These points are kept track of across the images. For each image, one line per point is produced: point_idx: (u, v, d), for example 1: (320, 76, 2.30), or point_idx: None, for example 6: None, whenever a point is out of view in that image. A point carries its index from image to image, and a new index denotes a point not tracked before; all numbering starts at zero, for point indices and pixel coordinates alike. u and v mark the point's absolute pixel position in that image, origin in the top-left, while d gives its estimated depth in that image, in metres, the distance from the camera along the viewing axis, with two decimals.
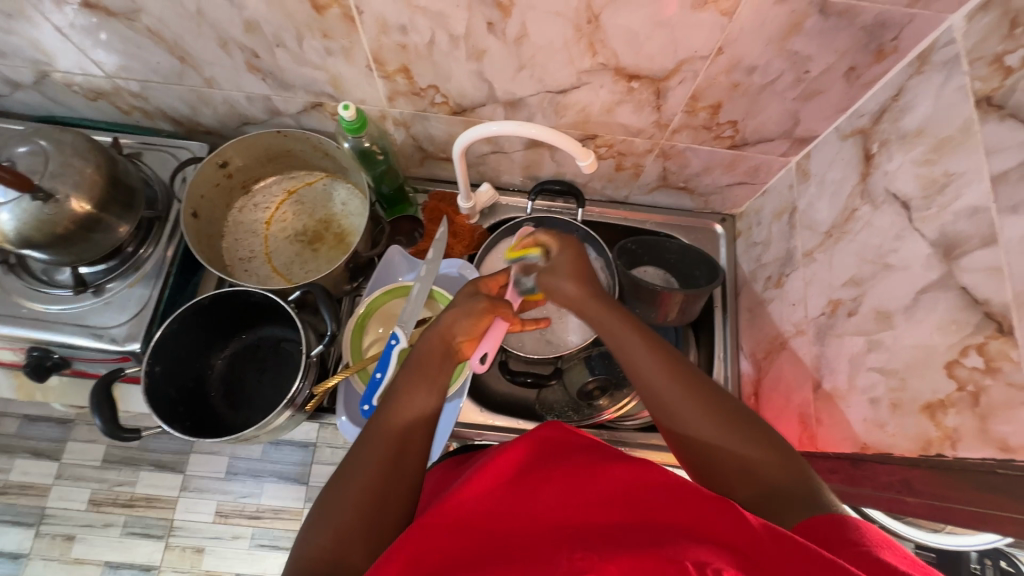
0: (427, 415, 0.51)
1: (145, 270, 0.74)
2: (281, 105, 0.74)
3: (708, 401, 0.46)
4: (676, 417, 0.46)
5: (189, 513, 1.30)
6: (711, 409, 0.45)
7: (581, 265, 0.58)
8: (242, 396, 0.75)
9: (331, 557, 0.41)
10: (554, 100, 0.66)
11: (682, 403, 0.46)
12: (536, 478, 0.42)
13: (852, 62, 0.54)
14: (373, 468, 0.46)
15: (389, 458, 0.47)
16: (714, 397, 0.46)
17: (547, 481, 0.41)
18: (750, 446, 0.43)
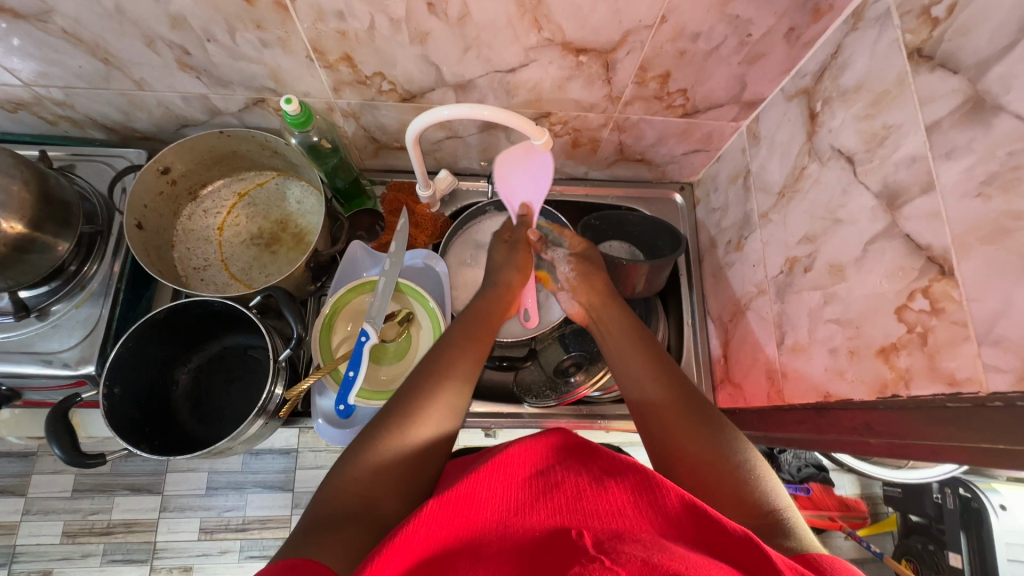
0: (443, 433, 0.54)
1: (92, 288, 0.70)
2: (220, 104, 0.70)
3: (686, 404, 0.55)
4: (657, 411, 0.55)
5: (172, 533, 1.35)
6: (687, 410, 0.54)
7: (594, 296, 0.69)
8: (211, 409, 0.73)
9: (365, 495, 0.47)
10: (504, 80, 0.65)
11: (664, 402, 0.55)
12: (547, 483, 0.45)
13: (792, 23, 0.55)
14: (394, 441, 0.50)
15: (407, 445, 0.51)
16: (692, 404, 0.55)
17: (556, 488, 0.44)
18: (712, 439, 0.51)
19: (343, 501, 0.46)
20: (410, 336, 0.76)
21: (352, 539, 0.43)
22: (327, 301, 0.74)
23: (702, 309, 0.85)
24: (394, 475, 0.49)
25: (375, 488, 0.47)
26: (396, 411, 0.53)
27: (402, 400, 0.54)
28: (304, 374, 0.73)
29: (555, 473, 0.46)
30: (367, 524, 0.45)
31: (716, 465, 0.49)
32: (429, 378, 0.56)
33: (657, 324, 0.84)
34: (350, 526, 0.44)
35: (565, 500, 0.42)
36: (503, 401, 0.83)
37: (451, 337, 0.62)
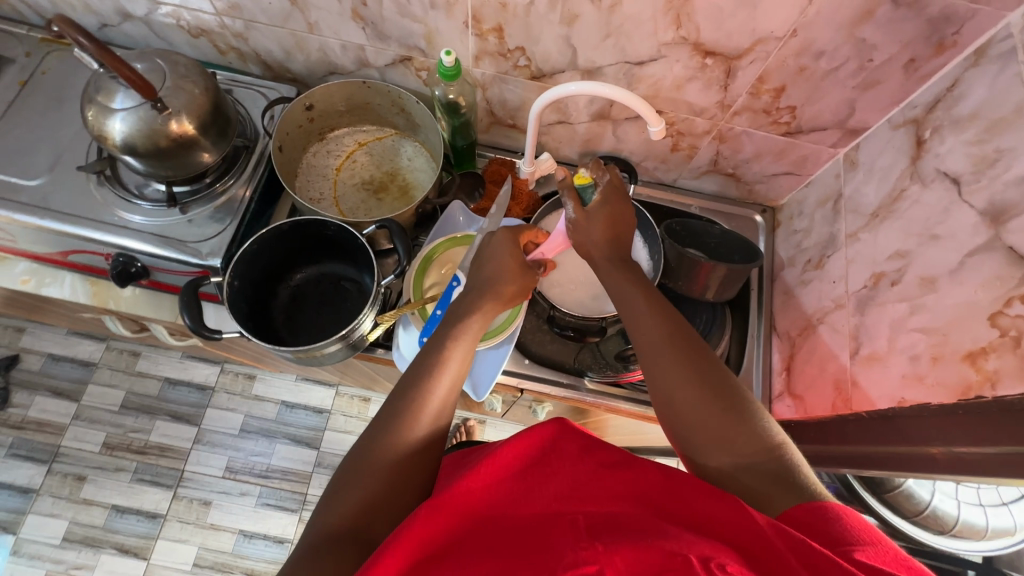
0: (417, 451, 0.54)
1: (228, 195, 0.79)
2: (372, 56, 0.79)
3: (681, 349, 0.57)
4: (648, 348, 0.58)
5: (200, 465, 1.42)
6: (680, 354, 0.56)
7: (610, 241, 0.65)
8: (302, 323, 0.80)
9: (354, 523, 0.50)
10: (630, 72, 0.71)
11: (658, 342, 0.58)
12: (545, 474, 0.50)
13: (913, 53, 0.60)
14: (376, 471, 0.52)
15: (382, 475, 0.52)
16: (686, 348, 0.57)
17: (552, 477, 0.50)
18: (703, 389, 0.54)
19: (337, 534, 0.49)
20: None
21: (342, 563, 0.47)
22: (424, 247, 0.80)
23: (768, 325, 0.87)
24: (371, 498, 0.51)
25: (368, 514, 0.50)
26: (372, 445, 0.54)
27: (380, 428, 0.55)
28: (394, 306, 0.79)
29: (548, 465, 0.51)
30: (353, 547, 0.48)
31: (717, 411, 0.53)
32: (403, 406, 0.56)
33: (722, 331, 0.87)
34: (335, 551, 0.48)
35: (561, 490, 0.48)
36: (562, 374, 0.86)
37: (431, 349, 0.61)
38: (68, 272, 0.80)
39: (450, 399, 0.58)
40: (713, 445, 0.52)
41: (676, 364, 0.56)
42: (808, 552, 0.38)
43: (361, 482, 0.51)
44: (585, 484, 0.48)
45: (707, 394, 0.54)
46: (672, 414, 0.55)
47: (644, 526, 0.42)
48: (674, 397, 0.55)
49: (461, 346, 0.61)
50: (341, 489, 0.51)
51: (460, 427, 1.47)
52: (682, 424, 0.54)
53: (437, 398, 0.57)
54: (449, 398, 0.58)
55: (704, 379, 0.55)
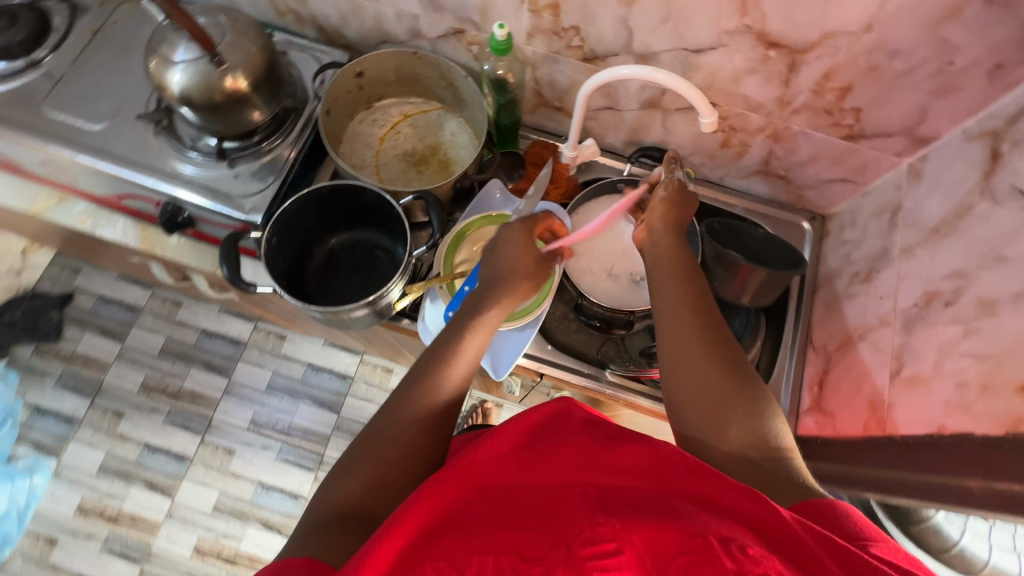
0: (418, 433, 0.56)
1: (274, 153, 0.80)
2: (425, 27, 0.79)
3: (705, 327, 0.58)
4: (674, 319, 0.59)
5: (227, 415, 1.48)
6: (705, 332, 0.57)
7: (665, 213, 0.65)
8: (334, 285, 0.82)
9: (357, 502, 0.52)
10: (687, 60, 0.69)
11: (685, 314, 0.58)
12: (550, 446, 0.53)
13: (1000, 59, 0.55)
14: (380, 455, 0.54)
15: (385, 457, 0.54)
16: (709, 327, 0.58)
17: (558, 450, 0.52)
18: (723, 369, 0.55)
19: (342, 512, 0.51)
20: None
21: (344, 541, 0.49)
22: (459, 223, 0.81)
23: (804, 336, 0.84)
24: (377, 474, 0.53)
25: (376, 492, 0.53)
26: (382, 424, 0.56)
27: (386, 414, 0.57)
28: (423, 278, 0.79)
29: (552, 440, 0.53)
30: (354, 525, 0.50)
31: (734, 392, 0.54)
32: (416, 388, 0.59)
33: (754, 338, 0.84)
34: (339, 526, 0.50)
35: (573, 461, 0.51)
36: (585, 363, 0.86)
37: (447, 339, 0.62)
38: (121, 216, 0.84)
39: (462, 381, 0.60)
40: (722, 430, 0.53)
41: (699, 351, 0.56)
42: (816, 536, 0.41)
43: (373, 458, 0.54)
44: (589, 457, 0.51)
45: (727, 385, 0.54)
46: (683, 394, 0.55)
47: (657, 506, 0.45)
48: (690, 381, 0.55)
49: (482, 338, 0.63)
50: (347, 472, 0.54)
51: (477, 408, 1.47)
52: (692, 401, 0.55)
53: (450, 380, 0.59)
54: (462, 380, 0.60)
55: (727, 370, 0.55)
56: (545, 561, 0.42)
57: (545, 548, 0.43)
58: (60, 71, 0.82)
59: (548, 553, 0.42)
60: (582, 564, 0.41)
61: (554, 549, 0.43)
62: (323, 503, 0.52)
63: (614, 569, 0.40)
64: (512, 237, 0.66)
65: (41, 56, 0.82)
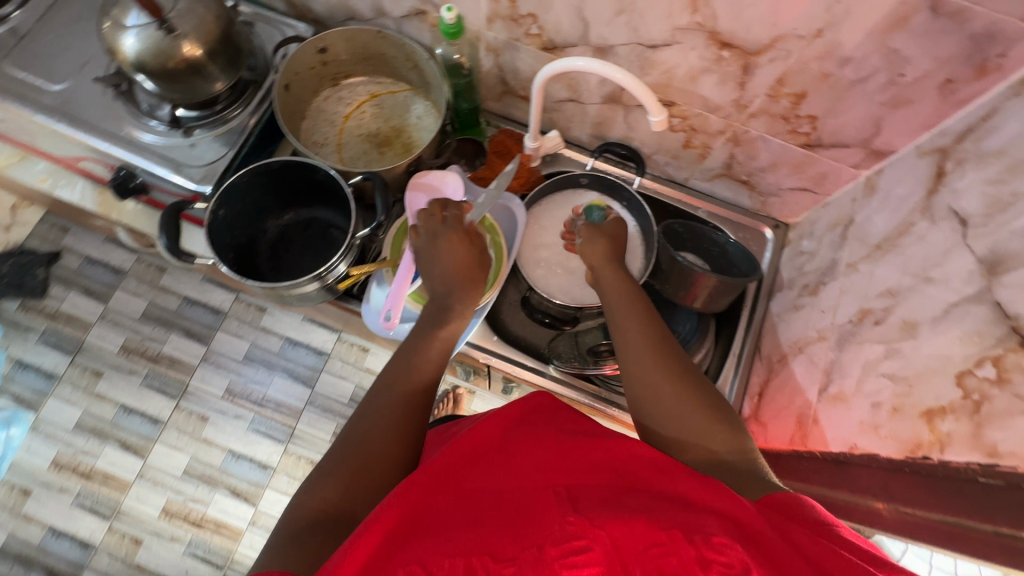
0: (394, 438, 0.56)
1: (231, 124, 0.80)
2: (389, 5, 0.78)
3: (656, 339, 0.59)
4: (625, 335, 0.60)
5: (202, 382, 1.50)
6: (656, 343, 0.58)
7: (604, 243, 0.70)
8: (285, 263, 0.82)
9: (333, 507, 0.51)
10: (643, 55, 0.67)
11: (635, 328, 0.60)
12: (517, 449, 0.53)
13: (950, 73, 0.53)
14: (353, 460, 0.53)
15: (359, 460, 0.53)
16: (661, 338, 0.59)
17: (532, 448, 0.53)
18: (679, 373, 0.56)
19: (318, 517, 0.50)
20: None
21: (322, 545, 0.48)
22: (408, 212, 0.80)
23: (753, 346, 0.83)
24: (352, 478, 0.52)
25: (350, 497, 0.51)
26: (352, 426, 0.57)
27: (359, 424, 0.57)
28: (369, 260, 0.79)
29: (523, 440, 0.54)
30: (335, 529, 0.49)
31: (692, 393, 0.54)
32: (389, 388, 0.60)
33: (703, 342, 0.84)
34: (318, 531, 0.49)
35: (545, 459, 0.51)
36: (531, 357, 0.85)
37: (424, 335, 0.65)
38: (80, 178, 0.85)
39: (433, 382, 0.62)
40: (687, 432, 0.53)
41: (657, 355, 0.57)
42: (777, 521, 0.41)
43: (352, 458, 0.53)
44: (558, 459, 0.50)
45: (688, 382, 0.55)
46: (647, 394, 0.56)
47: (629, 500, 0.45)
48: (651, 383, 0.56)
49: (444, 336, 0.66)
50: (320, 478, 0.53)
51: (448, 394, 1.46)
52: (653, 406, 0.55)
53: (416, 377, 0.61)
54: (433, 376, 0.62)
55: (684, 371, 0.56)
56: (517, 563, 0.40)
57: (516, 549, 0.41)
58: (27, 28, 0.82)
59: (521, 554, 0.41)
60: (554, 564, 0.39)
61: (524, 549, 0.41)
62: (299, 512, 0.51)
63: (585, 566, 0.39)
64: (454, 243, 0.68)
65: (9, 12, 0.82)
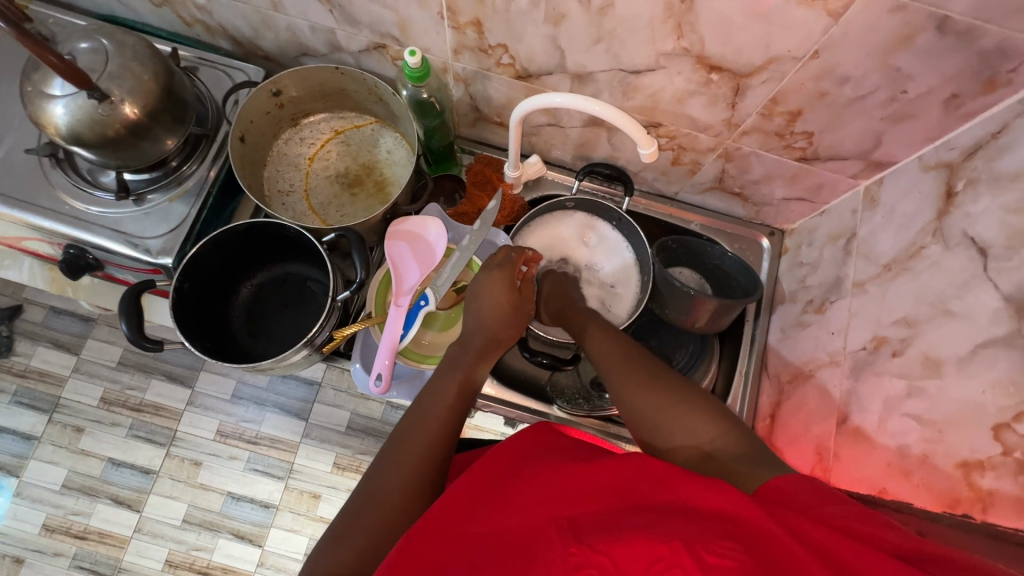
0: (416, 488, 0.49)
1: (187, 187, 0.73)
2: (344, 41, 0.72)
3: (629, 351, 0.61)
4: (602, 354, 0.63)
5: (192, 427, 1.23)
6: (628, 354, 0.60)
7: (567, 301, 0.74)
8: (263, 326, 0.76)
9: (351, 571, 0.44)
10: (625, 80, 0.63)
11: (612, 344, 0.63)
12: (517, 477, 0.47)
13: (956, 89, 0.50)
14: (371, 522, 0.47)
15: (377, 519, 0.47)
16: (631, 349, 0.61)
17: (529, 475, 0.47)
18: (653, 371, 0.56)
19: None
20: (461, 311, 0.77)
21: None
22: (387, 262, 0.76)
23: (759, 363, 0.80)
24: (372, 535, 0.46)
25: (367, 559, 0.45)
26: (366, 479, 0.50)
27: (376, 474, 0.50)
28: (354, 319, 0.75)
29: (521, 468, 0.48)
30: None
31: (668, 385, 0.53)
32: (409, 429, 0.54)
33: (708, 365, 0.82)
34: None
35: (543, 484, 0.45)
36: (533, 398, 0.82)
37: (444, 377, 0.60)
38: (25, 256, 0.79)
39: (452, 432, 0.55)
40: (669, 428, 0.49)
41: (630, 362, 0.59)
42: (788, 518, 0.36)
43: (371, 514, 0.47)
44: (555, 483, 0.44)
45: (675, 387, 0.53)
46: (635, 407, 0.53)
47: (632, 520, 0.39)
48: (626, 385, 0.55)
49: (464, 372, 0.61)
50: (335, 540, 0.46)
51: None
52: (634, 408, 0.53)
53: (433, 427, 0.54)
54: (456, 416, 0.56)
55: (658, 370, 0.56)
56: None
57: None
58: None
59: None
60: None
61: None
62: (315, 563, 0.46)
63: None
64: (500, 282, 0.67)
65: None
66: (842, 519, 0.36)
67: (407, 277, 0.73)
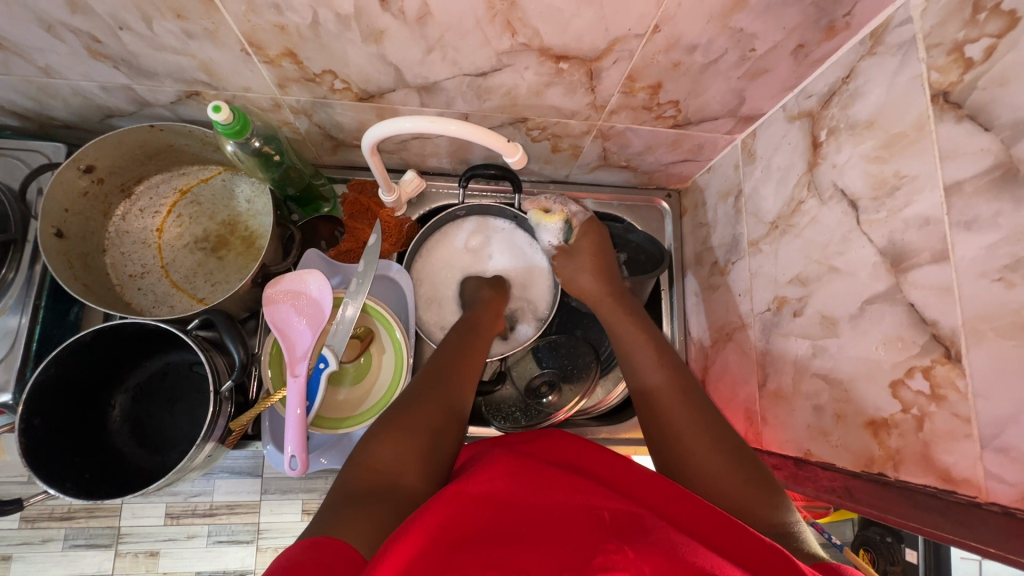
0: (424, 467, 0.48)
1: (6, 303, 0.62)
2: (148, 95, 0.61)
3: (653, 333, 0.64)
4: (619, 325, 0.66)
5: (134, 518, 0.92)
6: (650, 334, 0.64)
7: (596, 284, 0.71)
8: (155, 435, 0.68)
9: (383, 479, 0.46)
10: (474, 84, 0.57)
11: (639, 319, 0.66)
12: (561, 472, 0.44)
13: (801, 39, 0.48)
14: (395, 441, 0.49)
15: (402, 438, 0.49)
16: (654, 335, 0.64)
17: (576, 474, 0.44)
18: (665, 356, 0.60)
19: (361, 488, 0.45)
20: (370, 359, 0.71)
21: (363, 514, 0.41)
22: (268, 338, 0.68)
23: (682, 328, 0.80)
24: (406, 453, 0.48)
25: (395, 468, 0.47)
26: (372, 451, 0.48)
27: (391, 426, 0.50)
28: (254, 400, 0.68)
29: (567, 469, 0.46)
30: (381, 500, 0.43)
31: (675, 377, 0.58)
32: (423, 406, 0.54)
33: None
34: (361, 502, 0.43)
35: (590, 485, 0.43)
36: (470, 421, 0.79)
37: (438, 392, 0.56)
38: None
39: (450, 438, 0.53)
40: (671, 420, 0.54)
41: (648, 340, 0.62)
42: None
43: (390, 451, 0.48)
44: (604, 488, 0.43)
45: (687, 388, 0.57)
46: (645, 390, 0.58)
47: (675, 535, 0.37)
48: (639, 364, 0.60)
49: (450, 395, 0.56)
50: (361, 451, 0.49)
51: None
52: (647, 386, 0.58)
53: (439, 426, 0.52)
54: (451, 430, 0.53)
55: (671, 359, 0.60)
56: None
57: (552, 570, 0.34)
58: None
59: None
60: None
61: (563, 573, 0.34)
62: (329, 499, 0.44)
63: None
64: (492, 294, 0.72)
65: None
66: None
67: (291, 341, 0.65)
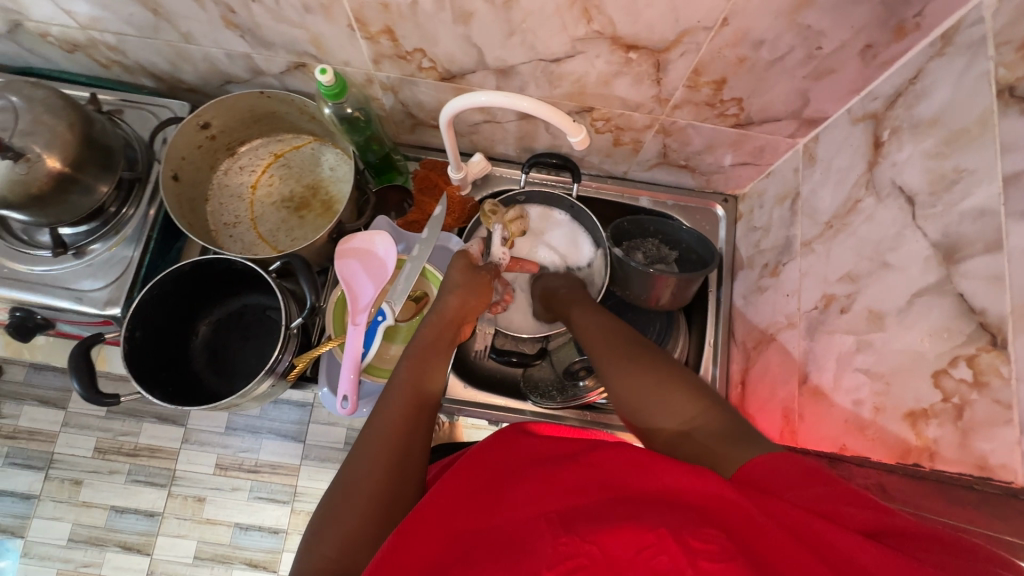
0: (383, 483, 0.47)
1: (127, 233, 0.73)
2: (263, 64, 0.70)
3: (613, 343, 0.59)
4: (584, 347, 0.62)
5: (189, 464, 0.99)
6: (611, 346, 0.58)
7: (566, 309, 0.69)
8: (226, 364, 0.75)
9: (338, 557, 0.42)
10: (548, 69, 0.62)
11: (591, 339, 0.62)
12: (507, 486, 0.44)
13: (869, 39, 0.49)
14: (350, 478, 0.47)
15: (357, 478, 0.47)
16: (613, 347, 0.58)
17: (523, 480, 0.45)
18: (625, 361, 0.54)
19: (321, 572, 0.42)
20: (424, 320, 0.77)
21: None
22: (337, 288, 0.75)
23: (727, 331, 0.80)
24: (358, 505, 0.45)
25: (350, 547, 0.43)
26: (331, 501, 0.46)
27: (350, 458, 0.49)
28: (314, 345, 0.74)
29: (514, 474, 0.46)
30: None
31: (638, 375, 0.51)
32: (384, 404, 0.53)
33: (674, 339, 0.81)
34: None
35: (536, 486, 0.43)
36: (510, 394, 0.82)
37: (396, 382, 0.56)
38: None
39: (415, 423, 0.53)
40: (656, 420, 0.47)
41: (610, 353, 0.57)
42: (766, 503, 0.36)
43: (342, 502, 0.45)
44: (547, 484, 0.43)
45: (655, 374, 0.51)
46: (624, 403, 0.51)
47: (625, 512, 0.38)
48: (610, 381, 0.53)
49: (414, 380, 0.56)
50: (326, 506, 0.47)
51: None
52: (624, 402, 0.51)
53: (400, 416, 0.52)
54: (411, 410, 0.53)
55: (630, 359, 0.54)
56: None
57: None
58: None
59: None
60: None
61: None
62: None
63: None
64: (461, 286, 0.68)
65: None
66: (817, 501, 0.36)
67: (358, 292, 0.72)
